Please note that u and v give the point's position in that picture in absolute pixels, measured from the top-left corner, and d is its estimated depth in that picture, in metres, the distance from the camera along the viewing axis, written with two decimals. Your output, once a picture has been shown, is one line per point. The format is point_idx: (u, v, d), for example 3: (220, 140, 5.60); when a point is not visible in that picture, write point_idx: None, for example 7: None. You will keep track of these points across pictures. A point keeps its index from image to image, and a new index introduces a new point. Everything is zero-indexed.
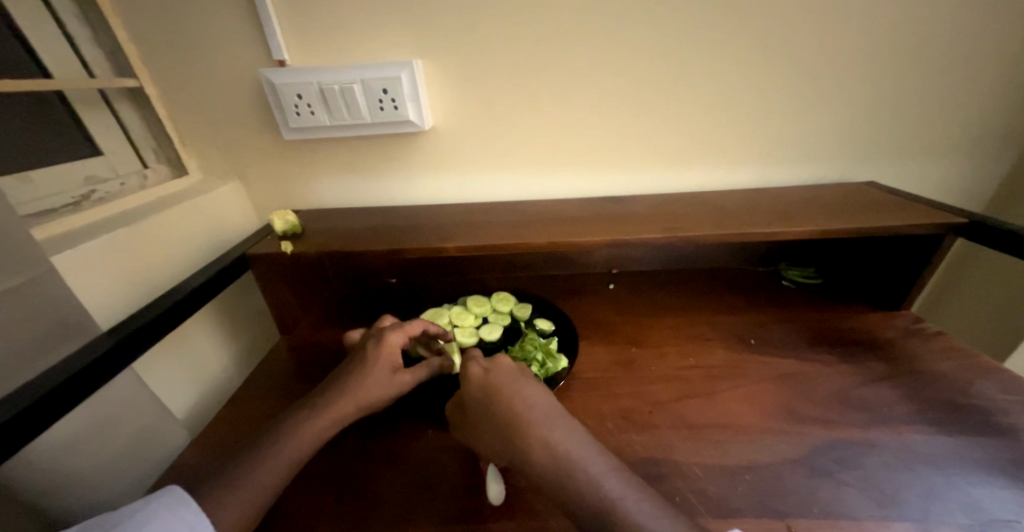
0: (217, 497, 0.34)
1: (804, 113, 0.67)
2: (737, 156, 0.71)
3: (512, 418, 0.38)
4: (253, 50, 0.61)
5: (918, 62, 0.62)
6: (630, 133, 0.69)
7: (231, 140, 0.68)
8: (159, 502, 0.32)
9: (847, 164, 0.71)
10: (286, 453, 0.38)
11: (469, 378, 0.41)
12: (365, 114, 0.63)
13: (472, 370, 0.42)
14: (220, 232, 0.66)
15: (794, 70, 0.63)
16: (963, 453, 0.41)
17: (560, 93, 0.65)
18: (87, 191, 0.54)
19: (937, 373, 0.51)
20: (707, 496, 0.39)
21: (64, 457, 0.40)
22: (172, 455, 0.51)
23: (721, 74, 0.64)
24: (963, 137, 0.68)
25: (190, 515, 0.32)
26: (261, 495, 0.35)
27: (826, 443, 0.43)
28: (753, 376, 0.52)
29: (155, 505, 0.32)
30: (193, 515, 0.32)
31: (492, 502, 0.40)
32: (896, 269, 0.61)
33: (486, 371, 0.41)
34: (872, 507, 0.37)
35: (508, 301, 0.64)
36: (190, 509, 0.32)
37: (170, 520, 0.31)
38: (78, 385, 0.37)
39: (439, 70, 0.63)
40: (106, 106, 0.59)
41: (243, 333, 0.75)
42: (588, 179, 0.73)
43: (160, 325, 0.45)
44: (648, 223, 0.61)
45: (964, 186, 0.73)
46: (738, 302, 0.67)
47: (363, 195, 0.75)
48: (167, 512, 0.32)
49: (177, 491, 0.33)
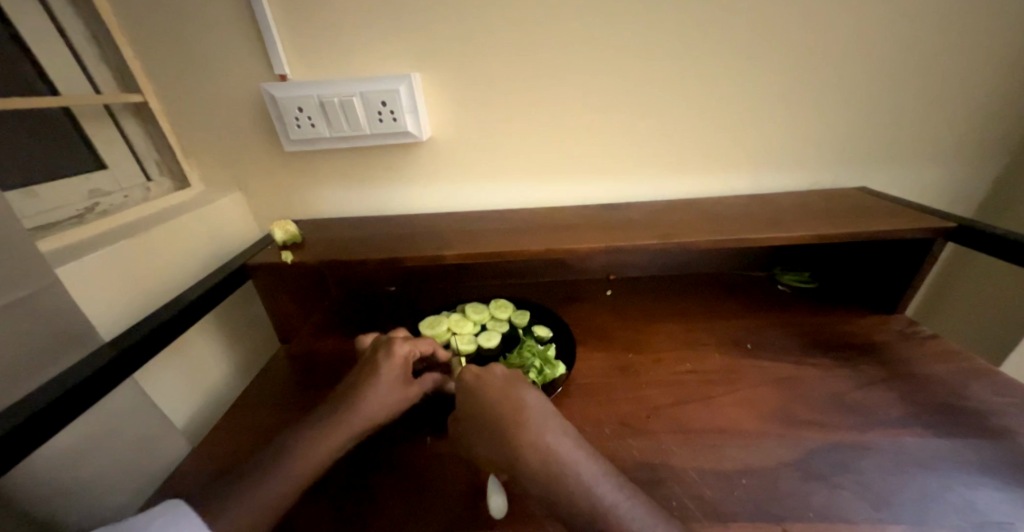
0: (216, 507, 0.34)
1: (795, 120, 0.68)
2: (732, 164, 0.72)
3: (507, 420, 0.38)
4: (255, 64, 0.62)
5: (906, 70, 0.64)
6: (626, 141, 0.70)
7: (232, 152, 0.69)
8: (164, 518, 0.32)
9: (840, 171, 0.72)
10: (294, 467, 0.38)
11: (461, 389, 0.42)
12: (364, 125, 0.64)
13: (464, 380, 0.42)
14: (220, 242, 0.67)
15: (786, 79, 0.65)
16: (956, 455, 0.41)
17: (556, 103, 0.67)
18: (90, 204, 0.55)
19: (932, 376, 0.51)
20: (705, 501, 0.39)
21: (67, 468, 0.40)
22: (171, 467, 0.51)
23: (714, 85, 0.65)
24: (952, 142, 0.69)
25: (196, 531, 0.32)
26: (266, 511, 0.35)
27: (823, 446, 0.43)
28: (751, 381, 0.53)
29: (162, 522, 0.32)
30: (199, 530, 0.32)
31: (493, 515, 0.39)
32: (888, 274, 0.62)
33: (477, 378, 0.42)
34: (867, 509, 0.37)
35: (506, 308, 0.65)
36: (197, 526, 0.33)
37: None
38: (80, 397, 0.37)
39: (437, 81, 0.64)
40: (111, 121, 0.61)
41: (243, 342, 0.76)
42: (586, 186, 0.74)
43: (162, 338, 0.46)
44: (645, 229, 0.62)
45: (957, 190, 0.74)
46: (734, 307, 0.67)
47: (362, 204, 0.76)
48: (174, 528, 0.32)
49: (180, 507, 0.34)
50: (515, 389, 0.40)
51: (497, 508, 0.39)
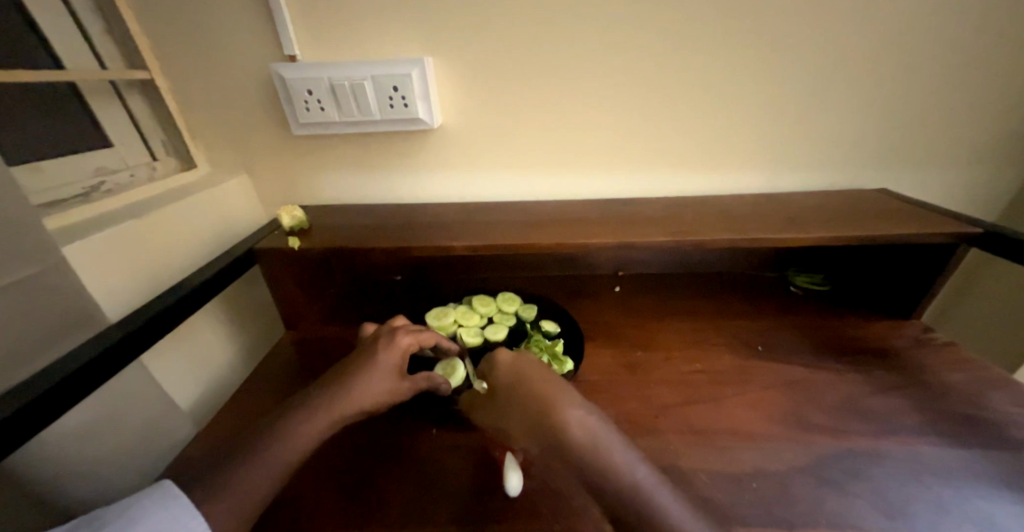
0: (209, 488, 0.33)
1: (816, 117, 0.66)
2: (749, 161, 0.70)
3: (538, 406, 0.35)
4: (264, 44, 0.61)
5: (934, 69, 0.62)
6: (641, 135, 0.68)
7: (240, 134, 0.68)
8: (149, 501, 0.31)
9: (860, 172, 0.71)
10: (285, 441, 0.37)
11: (497, 364, 0.40)
12: (375, 111, 0.62)
13: (500, 358, 0.40)
14: (225, 226, 0.66)
15: (811, 75, 0.63)
16: (970, 465, 0.41)
17: (571, 94, 0.65)
18: (96, 182, 0.54)
19: (948, 384, 0.50)
20: (714, 503, 0.38)
21: (76, 448, 0.40)
22: (176, 448, 0.51)
23: (734, 80, 0.63)
24: (976, 145, 0.67)
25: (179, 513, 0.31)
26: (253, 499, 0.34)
27: (835, 452, 0.43)
28: (761, 383, 0.52)
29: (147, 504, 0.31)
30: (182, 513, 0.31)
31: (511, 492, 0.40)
32: (906, 279, 0.60)
33: (514, 358, 0.40)
34: (880, 518, 0.36)
35: (514, 301, 0.64)
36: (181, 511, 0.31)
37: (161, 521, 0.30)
38: (87, 378, 0.36)
39: (450, 68, 0.63)
40: (118, 98, 0.59)
41: (248, 327, 0.75)
42: (597, 180, 0.73)
43: (167, 321, 0.45)
44: (658, 226, 0.60)
45: (979, 195, 0.72)
46: (745, 307, 0.66)
47: (369, 191, 0.74)
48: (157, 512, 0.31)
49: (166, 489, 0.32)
50: (552, 372, 0.38)
51: (513, 487, 0.40)
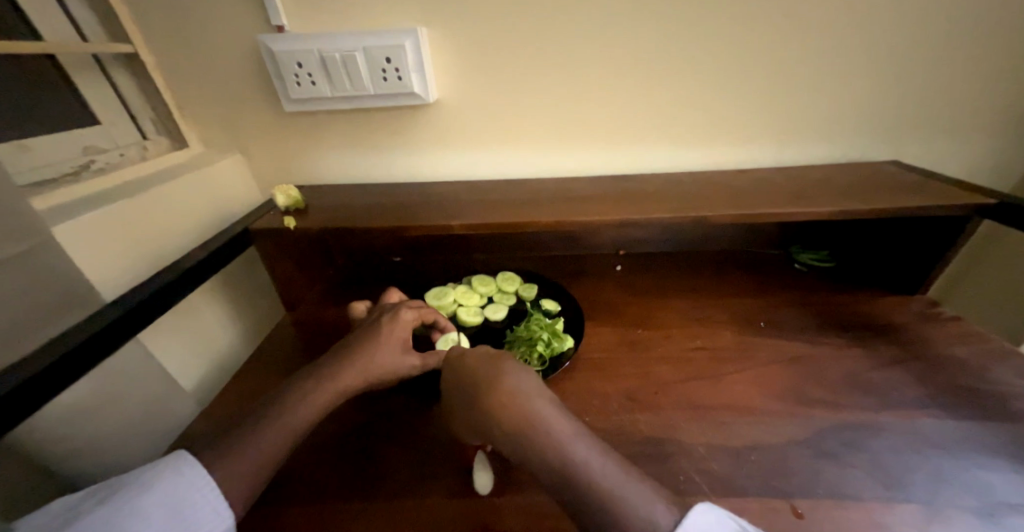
0: (207, 461, 0.33)
1: (825, 84, 0.63)
2: (755, 134, 0.68)
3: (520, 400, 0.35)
4: (250, 14, 0.58)
5: (952, 31, 0.58)
6: (642, 107, 0.66)
7: (230, 112, 0.67)
8: (160, 464, 0.32)
9: (871, 143, 0.68)
10: (284, 415, 0.37)
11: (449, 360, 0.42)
12: (368, 85, 0.60)
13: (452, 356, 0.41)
14: (219, 205, 0.65)
15: (821, 40, 0.60)
16: (971, 437, 0.41)
17: (573, 64, 0.62)
18: (86, 161, 0.53)
19: (951, 358, 0.50)
20: (712, 475, 0.39)
21: (80, 424, 0.40)
22: (181, 425, 0.52)
23: (741, 50, 0.61)
24: (994, 113, 0.65)
25: (184, 466, 0.32)
26: (255, 471, 0.34)
27: (834, 425, 0.43)
28: (762, 359, 0.52)
29: (158, 468, 0.32)
30: (187, 466, 0.32)
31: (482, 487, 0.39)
32: (914, 253, 0.59)
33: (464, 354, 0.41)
34: (877, 488, 0.37)
35: (513, 281, 0.64)
36: (179, 468, 0.32)
37: (166, 477, 0.31)
38: (86, 356, 0.36)
39: (444, 38, 0.60)
40: (103, 73, 0.58)
41: (249, 309, 0.75)
42: (597, 156, 0.71)
43: (165, 300, 0.45)
44: (656, 203, 0.59)
45: (993, 167, 0.69)
46: (748, 285, 0.65)
47: (364, 170, 0.73)
48: (165, 474, 0.32)
49: (179, 455, 0.33)
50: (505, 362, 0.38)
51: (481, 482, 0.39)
